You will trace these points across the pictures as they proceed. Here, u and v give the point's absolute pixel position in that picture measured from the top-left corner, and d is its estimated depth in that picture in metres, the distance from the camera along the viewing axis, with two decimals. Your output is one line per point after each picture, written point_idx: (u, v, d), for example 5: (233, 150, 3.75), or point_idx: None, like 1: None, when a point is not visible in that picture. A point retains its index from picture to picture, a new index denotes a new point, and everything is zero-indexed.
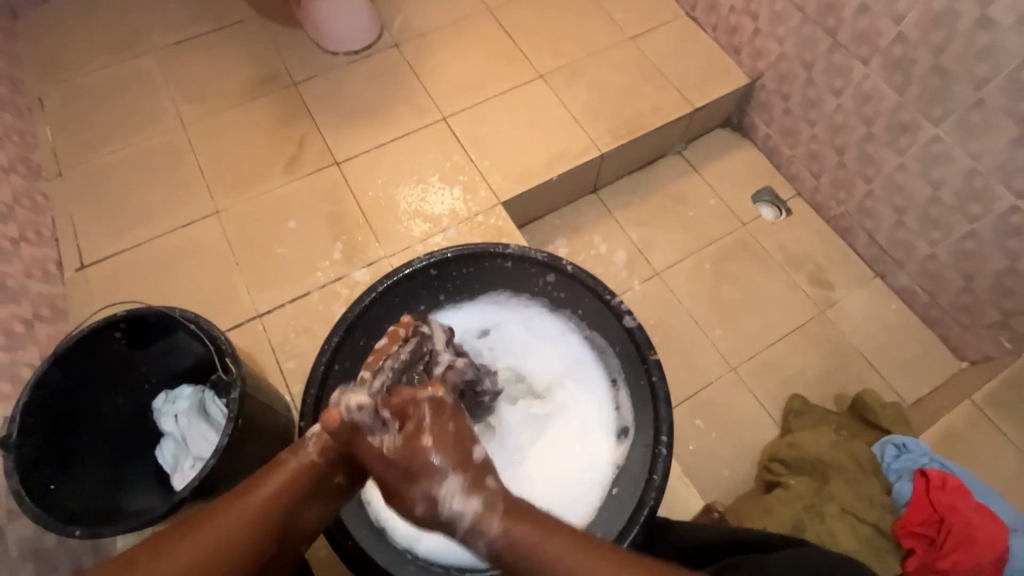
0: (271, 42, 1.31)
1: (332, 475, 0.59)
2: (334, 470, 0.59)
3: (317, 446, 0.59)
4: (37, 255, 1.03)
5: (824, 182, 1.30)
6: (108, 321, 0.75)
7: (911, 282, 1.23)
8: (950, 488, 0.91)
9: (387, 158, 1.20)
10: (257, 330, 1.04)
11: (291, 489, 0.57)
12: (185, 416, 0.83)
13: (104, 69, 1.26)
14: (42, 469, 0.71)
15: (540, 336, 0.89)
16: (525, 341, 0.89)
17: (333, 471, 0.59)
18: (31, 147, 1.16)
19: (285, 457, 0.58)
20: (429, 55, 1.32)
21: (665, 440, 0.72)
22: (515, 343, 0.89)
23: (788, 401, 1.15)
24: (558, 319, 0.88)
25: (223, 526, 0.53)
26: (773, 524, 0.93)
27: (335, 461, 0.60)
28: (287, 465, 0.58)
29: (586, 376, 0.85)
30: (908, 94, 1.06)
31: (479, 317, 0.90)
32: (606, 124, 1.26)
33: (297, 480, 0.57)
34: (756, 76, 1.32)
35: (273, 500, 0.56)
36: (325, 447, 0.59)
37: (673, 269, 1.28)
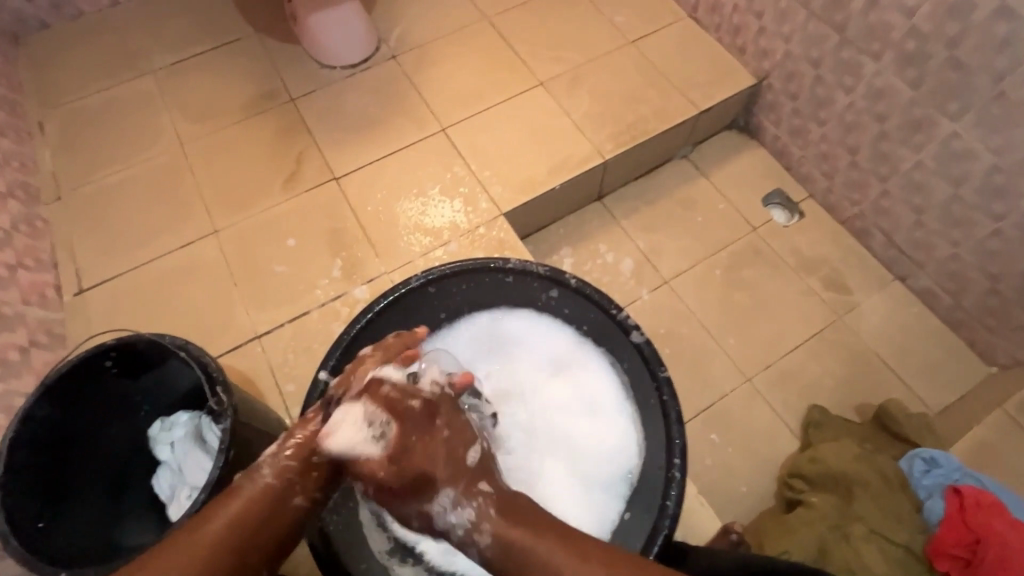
0: (269, 58, 1.30)
1: (289, 494, 0.58)
2: (291, 489, 0.58)
3: (270, 470, 0.58)
4: (35, 281, 1.02)
5: (837, 183, 1.25)
6: (97, 350, 0.74)
7: (933, 284, 1.17)
8: (987, 508, 0.86)
9: (386, 171, 1.18)
10: (256, 351, 1.02)
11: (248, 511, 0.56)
12: (180, 444, 0.81)
13: (104, 92, 1.26)
14: (32, 507, 0.70)
15: (548, 348, 0.83)
16: (534, 354, 0.83)
17: (288, 490, 0.58)
18: (31, 171, 1.15)
19: (241, 482, 0.58)
20: (427, 66, 1.30)
21: (678, 464, 0.70)
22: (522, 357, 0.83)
23: (807, 412, 1.10)
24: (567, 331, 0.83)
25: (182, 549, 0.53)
26: (795, 548, 0.89)
27: (291, 479, 0.58)
28: (242, 490, 0.57)
29: (597, 390, 0.79)
30: (923, 89, 1.01)
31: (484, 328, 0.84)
32: (609, 130, 1.23)
33: (253, 501, 0.57)
34: (763, 76, 1.29)
35: (228, 525, 0.55)
36: (280, 469, 0.58)
37: (682, 277, 1.24)
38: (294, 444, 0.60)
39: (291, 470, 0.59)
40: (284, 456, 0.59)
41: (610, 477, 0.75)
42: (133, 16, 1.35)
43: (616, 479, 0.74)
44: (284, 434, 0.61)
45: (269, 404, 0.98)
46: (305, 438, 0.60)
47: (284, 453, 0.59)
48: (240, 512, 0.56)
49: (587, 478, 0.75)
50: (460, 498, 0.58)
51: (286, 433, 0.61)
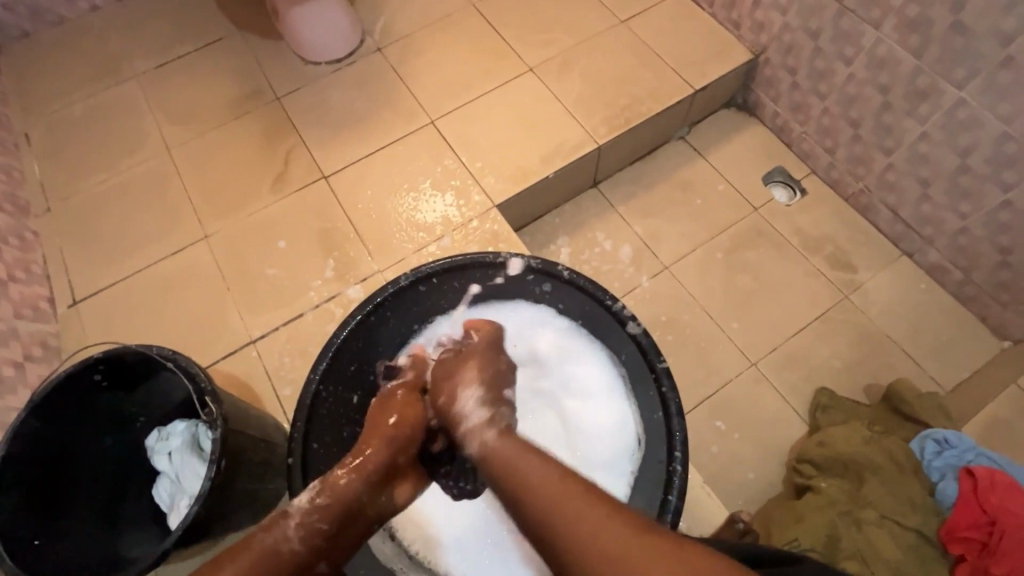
0: (253, 57, 1.27)
1: (314, 559, 0.56)
2: (315, 556, 0.56)
3: (299, 532, 0.55)
4: (28, 294, 1.01)
5: (840, 158, 1.21)
6: (85, 364, 0.74)
7: (942, 259, 1.14)
8: (1002, 489, 0.86)
9: (375, 168, 1.16)
10: (251, 356, 1.01)
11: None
12: (177, 454, 0.80)
13: (88, 99, 1.24)
14: (27, 525, 0.70)
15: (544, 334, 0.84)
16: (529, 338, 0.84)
17: (314, 558, 0.56)
18: (18, 183, 1.14)
19: (258, 533, 0.54)
20: (413, 57, 1.27)
21: (679, 458, 0.68)
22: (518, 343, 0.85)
23: (815, 396, 1.08)
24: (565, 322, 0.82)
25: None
26: (806, 536, 0.87)
27: (317, 544, 0.56)
28: (258, 542, 0.53)
29: (596, 376, 0.80)
30: (927, 57, 0.97)
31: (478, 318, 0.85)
32: (602, 114, 1.20)
33: (280, 567, 0.53)
34: (759, 51, 1.24)
35: None
36: (310, 531, 0.56)
37: (683, 262, 1.21)
38: (327, 499, 0.59)
39: (318, 533, 0.57)
40: (313, 516, 0.57)
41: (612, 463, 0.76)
42: (115, 20, 1.33)
43: (618, 458, 0.76)
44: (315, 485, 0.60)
45: (267, 409, 0.97)
46: (335, 496, 0.59)
47: (313, 513, 0.57)
48: (266, 573, 0.52)
49: (593, 460, 0.78)
50: (485, 402, 0.67)
51: (316, 487, 0.60)
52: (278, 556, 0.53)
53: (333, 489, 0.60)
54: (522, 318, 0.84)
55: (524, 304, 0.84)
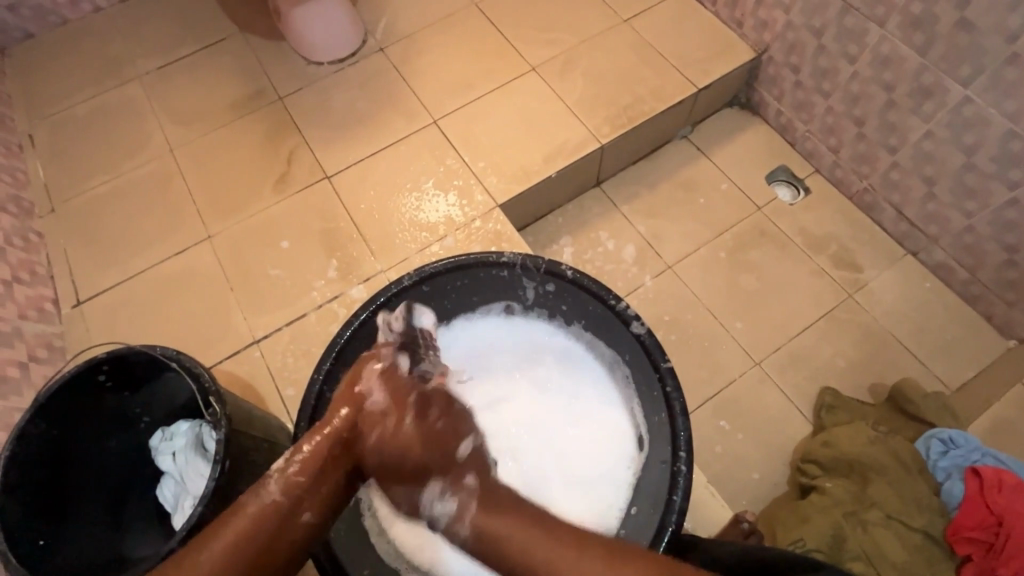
0: (255, 57, 1.27)
1: (294, 508, 0.56)
2: (299, 505, 0.56)
3: (278, 486, 0.56)
4: (32, 295, 1.01)
5: (844, 157, 1.21)
6: (90, 364, 0.74)
7: (947, 258, 1.13)
8: (1008, 490, 0.86)
9: (377, 168, 1.16)
10: (254, 357, 1.01)
11: (252, 529, 0.54)
12: (181, 454, 0.80)
13: (91, 100, 1.24)
14: (32, 525, 0.71)
15: (536, 350, 0.85)
16: (520, 354, 0.85)
17: (297, 507, 0.56)
18: (22, 184, 1.14)
19: (246, 499, 0.56)
20: (415, 57, 1.27)
21: (683, 457, 0.67)
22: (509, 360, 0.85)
23: (819, 396, 1.08)
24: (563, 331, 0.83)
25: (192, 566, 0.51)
26: (811, 537, 0.87)
27: (299, 494, 0.56)
28: (247, 506, 0.55)
29: (591, 388, 0.81)
30: (932, 54, 0.97)
31: (468, 335, 0.85)
32: (604, 113, 1.20)
33: (261, 521, 0.54)
34: (763, 49, 1.24)
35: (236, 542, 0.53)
36: (287, 485, 0.56)
37: (686, 261, 1.21)
38: (302, 462, 0.58)
39: (298, 487, 0.57)
40: (291, 471, 0.57)
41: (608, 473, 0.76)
42: (117, 21, 1.33)
43: (615, 468, 0.76)
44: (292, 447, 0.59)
45: (270, 409, 0.97)
46: (310, 456, 0.59)
47: (290, 469, 0.57)
48: (245, 531, 0.53)
49: (590, 472, 0.77)
50: (445, 489, 0.59)
51: (291, 450, 0.59)
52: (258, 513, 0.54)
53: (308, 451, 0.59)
54: (514, 334, 0.85)
55: (518, 318, 0.85)
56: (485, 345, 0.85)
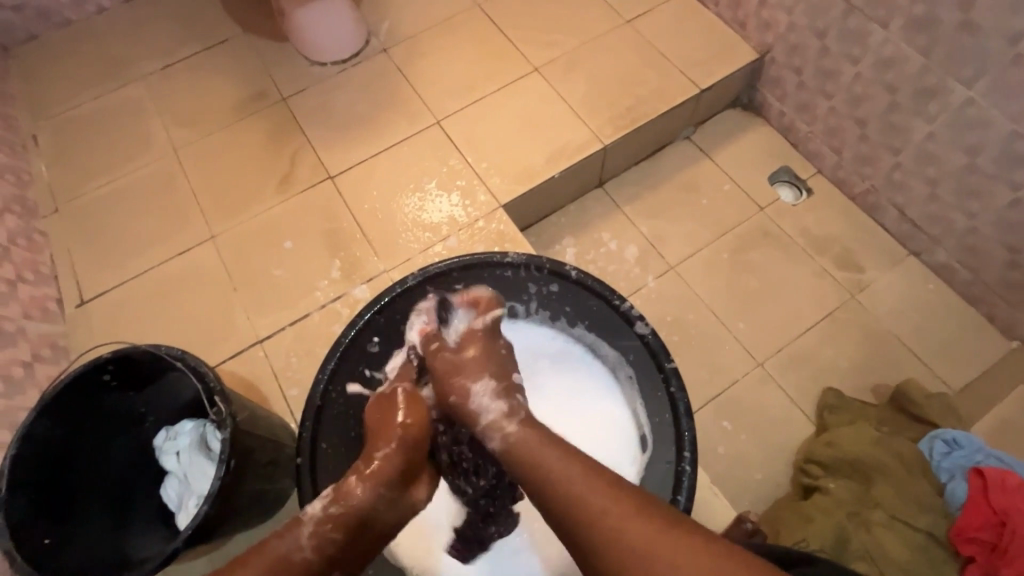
0: (258, 58, 1.28)
1: (327, 569, 0.58)
2: (329, 564, 0.58)
3: (310, 540, 0.57)
4: (36, 294, 1.01)
5: (846, 158, 1.21)
6: (95, 363, 0.75)
7: (950, 259, 1.13)
8: (1012, 490, 0.86)
9: (380, 168, 1.16)
10: (258, 357, 1.01)
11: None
12: (185, 453, 0.81)
13: (95, 100, 1.24)
14: (38, 525, 0.71)
15: (529, 349, 0.85)
16: (515, 354, 0.85)
17: (328, 566, 0.58)
18: (26, 184, 1.14)
19: (272, 539, 0.57)
20: (418, 57, 1.27)
21: (688, 457, 0.68)
22: None
23: (822, 396, 1.08)
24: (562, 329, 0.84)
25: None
26: (814, 537, 0.87)
27: (330, 555, 0.58)
28: (272, 549, 0.56)
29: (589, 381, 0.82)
30: (935, 56, 0.97)
31: None
32: (607, 114, 1.20)
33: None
34: (765, 50, 1.24)
35: None
36: (320, 542, 0.58)
37: (688, 262, 1.21)
38: (337, 511, 0.60)
39: (331, 543, 0.58)
40: (326, 525, 0.59)
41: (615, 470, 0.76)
42: (121, 22, 1.34)
43: (620, 460, 0.76)
44: (330, 491, 0.61)
45: (274, 408, 0.98)
46: (345, 502, 0.60)
47: (326, 523, 0.59)
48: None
49: (596, 465, 0.77)
50: (500, 392, 0.66)
51: (329, 496, 0.61)
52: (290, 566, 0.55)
53: (345, 500, 0.60)
54: (507, 334, 0.85)
55: (511, 319, 0.85)
56: None
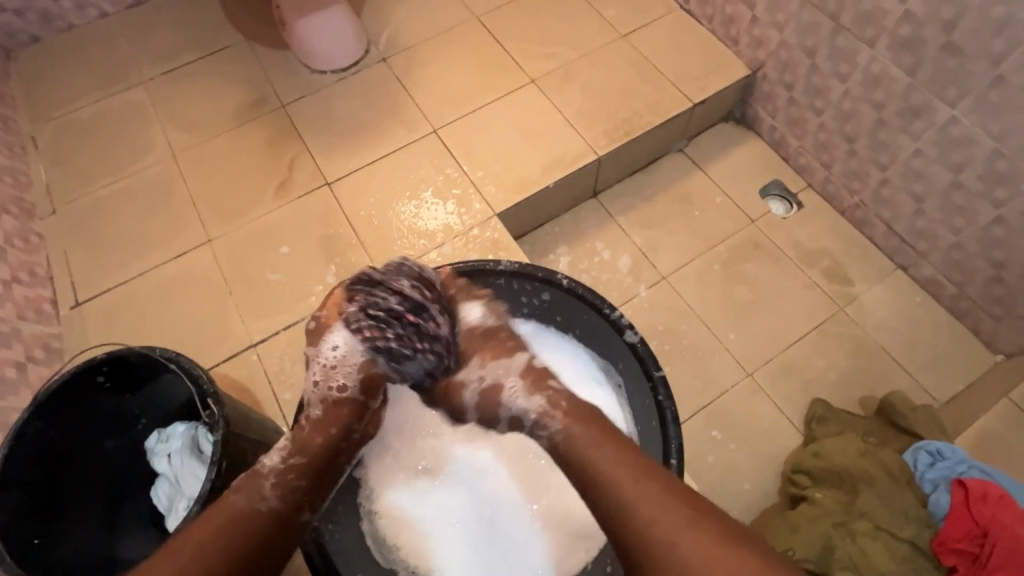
0: (259, 65, 1.29)
1: (295, 513, 0.62)
2: (297, 508, 0.62)
3: (275, 491, 0.61)
4: (31, 296, 1.02)
5: (835, 173, 1.23)
6: (91, 364, 0.76)
7: (936, 273, 1.16)
8: (993, 500, 0.87)
9: (377, 175, 1.17)
10: (252, 361, 1.02)
11: (241, 529, 0.57)
12: (177, 456, 0.81)
13: (95, 104, 1.26)
14: (26, 525, 0.71)
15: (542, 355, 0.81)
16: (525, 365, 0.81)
17: (296, 508, 0.62)
18: (24, 186, 1.15)
19: (237, 495, 0.60)
20: (417, 67, 1.29)
21: (675, 465, 0.70)
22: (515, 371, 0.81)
23: (810, 407, 1.09)
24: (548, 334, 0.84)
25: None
26: (800, 545, 0.88)
27: (297, 499, 0.62)
28: (237, 504, 0.59)
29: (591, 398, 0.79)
30: (921, 75, 0.99)
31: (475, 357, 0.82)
32: (602, 126, 1.22)
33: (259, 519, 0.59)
34: (757, 67, 1.27)
35: (230, 539, 0.56)
36: (283, 488, 0.61)
37: (681, 272, 1.22)
38: (298, 460, 0.63)
39: (295, 489, 0.62)
40: (289, 474, 0.62)
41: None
42: (123, 27, 1.35)
43: None
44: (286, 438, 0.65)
45: (266, 412, 0.98)
46: (305, 453, 0.64)
47: (289, 473, 0.62)
48: (240, 526, 0.57)
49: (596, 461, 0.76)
50: (531, 388, 0.65)
51: (284, 448, 0.64)
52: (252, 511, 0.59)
53: (304, 448, 0.64)
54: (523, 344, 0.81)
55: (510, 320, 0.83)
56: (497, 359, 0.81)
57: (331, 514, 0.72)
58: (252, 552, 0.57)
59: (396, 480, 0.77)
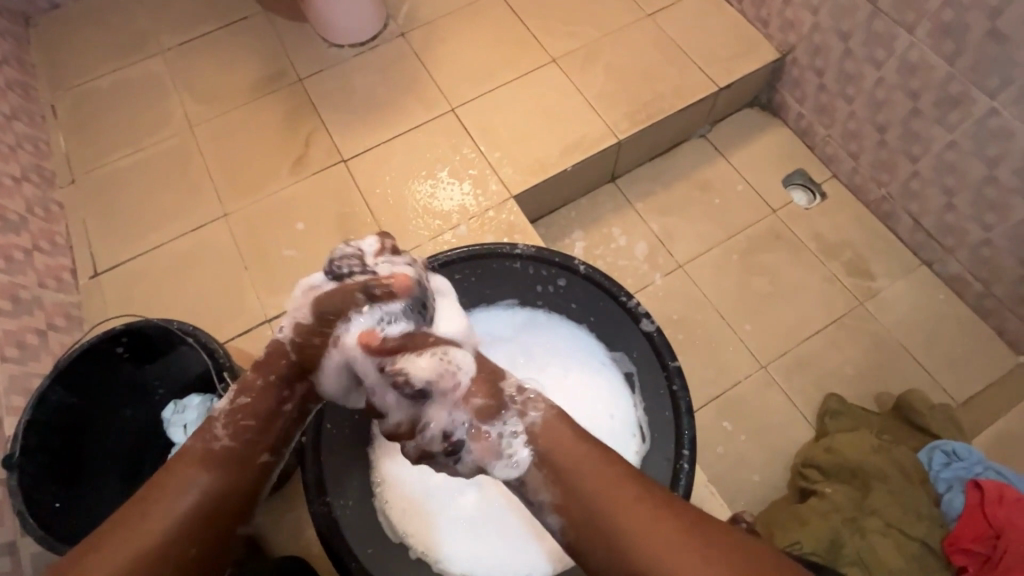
0: (277, 38, 1.28)
1: (254, 453, 0.62)
2: (254, 450, 0.62)
3: (226, 431, 0.61)
4: (51, 264, 1.03)
5: (863, 163, 1.20)
6: (109, 335, 0.77)
7: (962, 271, 1.13)
8: (1009, 503, 0.86)
9: (394, 153, 1.16)
10: (266, 335, 1.03)
11: (209, 474, 0.59)
12: (193, 427, 0.82)
13: (113, 74, 1.25)
14: (46, 489, 0.73)
15: (559, 352, 0.84)
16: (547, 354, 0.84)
17: (254, 450, 0.62)
18: (45, 155, 1.16)
19: (195, 444, 0.60)
20: (437, 44, 1.26)
21: (687, 455, 0.70)
22: (538, 357, 0.84)
23: (824, 401, 1.08)
24: (554, 323, 0.84)
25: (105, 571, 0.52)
26: (808, 540, 0.88)
27: (251, 440, 0.62)
28: (197, 451, 0.60)
29: (599, 395, 0.81)
30: (960, 64, 0.95)
31: (513, 328, 0.86)
32: (623, 108, 1.19)
33: (216, 467, 0.59)
34: (787, 50, 1.22)
35: (195, 494, 0.57)
36: (236, 430, 0.61)
37: (698, 261, 1.20)
38: (245, 401, 0.62)
39: (244, 430, 0.61)
40: (238, 414, 0.62)
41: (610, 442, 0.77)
42: None
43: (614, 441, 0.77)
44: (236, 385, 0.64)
45: None
46: (254, 396, 0.63)
47: (238, 413, 0.62)
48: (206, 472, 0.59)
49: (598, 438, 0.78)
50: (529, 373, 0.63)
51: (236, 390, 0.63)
52: (206, 454, 0.59)
53: (250, 388, 0.63)
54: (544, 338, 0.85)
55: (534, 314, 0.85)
56: (526, 337, 0.85)
57: (342, 489, 0.73)
58: (212, 499, 0.58)
59: (406, 478, 0.77)
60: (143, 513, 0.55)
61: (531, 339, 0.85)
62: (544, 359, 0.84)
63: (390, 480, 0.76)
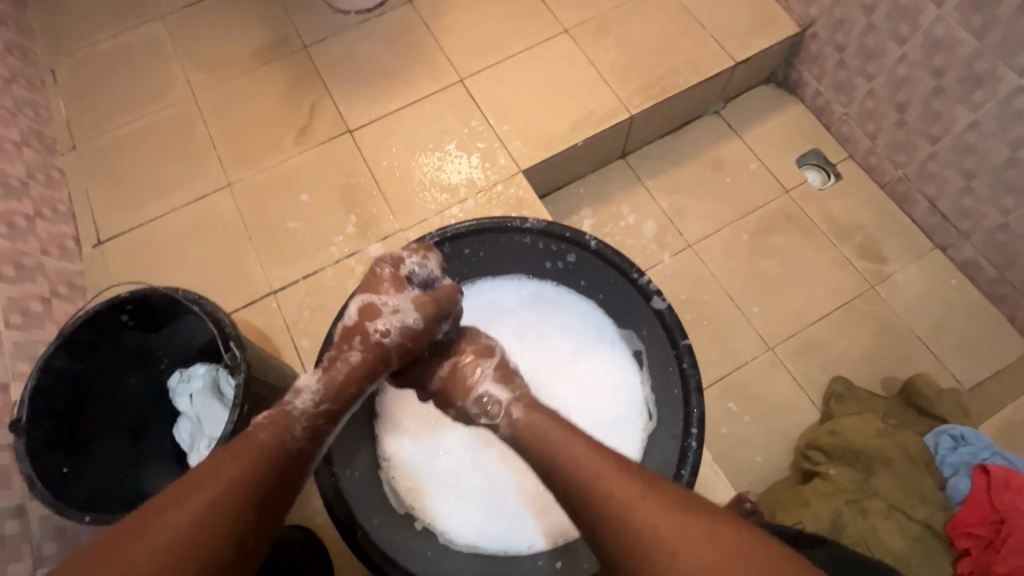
0: (281, 3, 1.24)
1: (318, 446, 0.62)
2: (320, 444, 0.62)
3: (305, 430, 0.60)
4: (54, 232, 1.02)
5: (880, 144, 1.17)
6: (115, 302, 0.76)
7: (977, 255, 1.11)
8: (1015, 489, 0.86)
9: (401, 124, 1.13)
10: (271, 308, 1.02)
11: (270, 461, 0.56)
12: (200, 397, 0.83)
13: (113, 38, 1.22)
14: (55, 454, 0.73)
15: (568, 326, 0.82)
16: (556, 327, 0.83)
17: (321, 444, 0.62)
18: (45, 120, 1.14)
19: (257, 432, 0.57)
20: (445, 11, 1.22)
21: (695, 434, 0.69)
22: (546, 331, 0.83)
23: (829, 384, 1.08)
24: (565, 298, 0.83)
25: (146, 566, 0.45)
26: (811, 521, 0.88)
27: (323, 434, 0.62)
28: (259, 439, 0.57)
29: (607, 372, 0.80)
30: (989, 40, 0.92)
31: (522, 301, 0.84)
32: (637, 82, 1.16)
33: (272, 452, 0.56)
34: (807, 24, 1.18)
35: (251, 473, 0.54)
36: (314, 426, 0.61)
37: (708, 241, 1.19)
38: (329, 406, 0.62)
39: (324, 431, 0.62)
40: (319, 418, 0.61)
41: (617, 421, 0.76)
42: None
43: (622, 418, 0.77)
44: (301, 387, 0.62)
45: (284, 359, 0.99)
46: (336, 400, 0.63)
47: (319, 417, 0.61)
48: (263, 459, 0.55)
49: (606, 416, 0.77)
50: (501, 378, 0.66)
51: (311, 395, 0.62)
52: (247, 442, 0.56)
53: (334, 394, 0.62)
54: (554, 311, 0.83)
55: (545, 286, 0.83)
56: (536, 310, 0.83)
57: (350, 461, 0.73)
58: (272, 481, 0.55)
59: (411, 453, 0.77)
60: (197, 491, 0.51)
61: (541, 312, 0.83)
62: (553, 332, 0.83)
63: (396, 453, 0.76)
